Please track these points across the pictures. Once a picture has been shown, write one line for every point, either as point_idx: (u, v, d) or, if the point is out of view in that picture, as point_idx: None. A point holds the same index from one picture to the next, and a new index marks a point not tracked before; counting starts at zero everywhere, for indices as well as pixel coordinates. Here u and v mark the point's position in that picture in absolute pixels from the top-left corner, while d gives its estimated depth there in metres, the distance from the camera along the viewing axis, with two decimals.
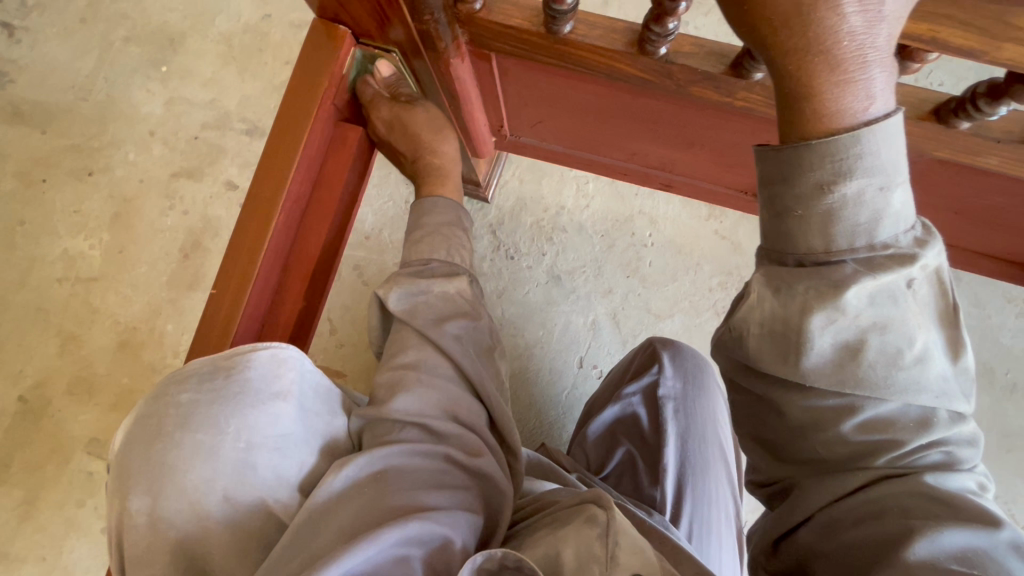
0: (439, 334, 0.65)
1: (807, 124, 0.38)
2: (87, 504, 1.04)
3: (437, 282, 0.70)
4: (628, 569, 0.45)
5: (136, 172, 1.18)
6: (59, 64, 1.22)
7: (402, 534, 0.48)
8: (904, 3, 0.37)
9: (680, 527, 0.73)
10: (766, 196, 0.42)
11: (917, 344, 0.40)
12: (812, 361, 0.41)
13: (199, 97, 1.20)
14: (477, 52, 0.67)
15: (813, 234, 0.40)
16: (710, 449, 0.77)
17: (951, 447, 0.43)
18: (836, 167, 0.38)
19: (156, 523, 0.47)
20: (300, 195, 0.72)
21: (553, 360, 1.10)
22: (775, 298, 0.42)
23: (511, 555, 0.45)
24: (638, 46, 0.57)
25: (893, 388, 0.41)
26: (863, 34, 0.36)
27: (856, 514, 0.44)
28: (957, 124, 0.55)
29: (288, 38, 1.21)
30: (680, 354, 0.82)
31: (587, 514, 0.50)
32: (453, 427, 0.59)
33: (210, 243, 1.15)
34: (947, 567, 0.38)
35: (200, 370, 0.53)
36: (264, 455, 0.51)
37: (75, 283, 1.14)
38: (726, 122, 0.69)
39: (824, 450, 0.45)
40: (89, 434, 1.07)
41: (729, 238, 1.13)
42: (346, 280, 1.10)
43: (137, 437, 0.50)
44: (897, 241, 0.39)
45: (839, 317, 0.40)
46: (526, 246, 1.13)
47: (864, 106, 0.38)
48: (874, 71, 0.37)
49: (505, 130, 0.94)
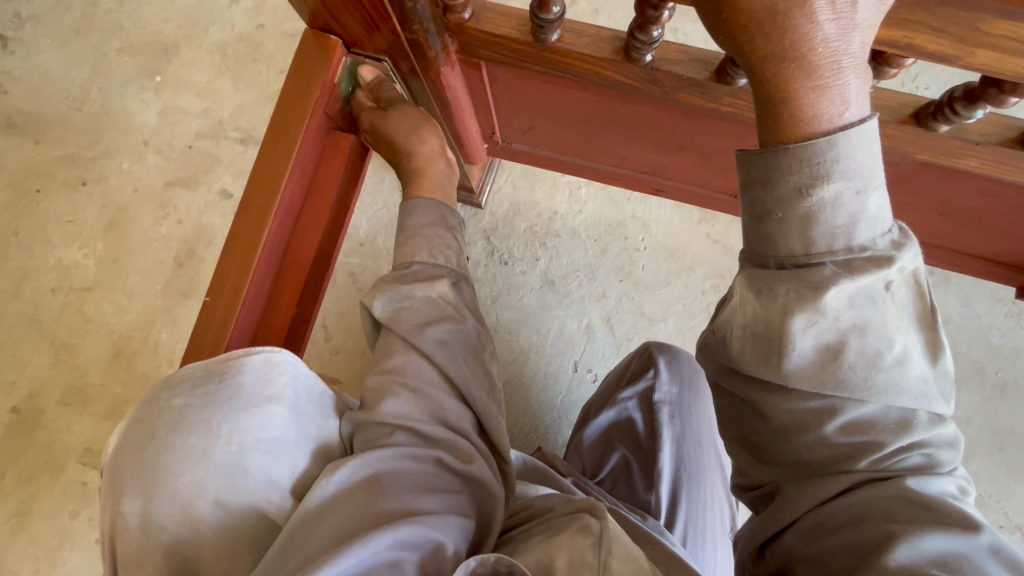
0: (422, 340, 0.64)
1: (785, 129, 0.39)
2: (81, 515, 1.04)
3: (419, 285, 0.68)
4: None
5: (131, 181, 1.19)
6: (53, 74, 1.22)
7: (394, 538, 0.48)
8: (876, 11, 0.38)
9: (675, 532, 0.74)
10: (747, 200, 0.43)
11: (896, 346, 0.41)
12: (794, 362, 0.42)
13: (193, 106, 1.21)
14: (466, 61, 0.68)
15: (793, 236, 0.41)
16: (705, 452, 0.78)
17: (932, 450, 0.44)
18: (813, 171, 0.39)
19: (148, 527, 0.48)
20: (293, 202, 0.73)
21: (548, 365, 1.10)
22: (757, 300, 0.43)
23: (504, 559, 0.46)
24: (624, 53, 0.58)
25: (873, 390, 0.42)
26: (837, 41, 0.37)
27: (839, 518, 0.44)
28: (937, 127, 0.56)
29: (281, 47, 1.22)
30: (675, 358, 0.82)
31: (581, 523, 0.51)
32: (445, 432, 0.60)
33: (204, 251, 1.15)
34: (927, 573, 0.39)
35: (193, 374, 0.53)
36: (257, 458, 0.51)
37: (69, 293, 1.14)
38: (713, 127, 0.70)
39: (806, 452, 0.46)
40: (83, 444, 1.07)
41: (720, 241, 1.14)
42: (340, 287, 1.11)
43: (130, 441, 0.50)
44: (874, 244, 0.40)
45: (820, 319, 0.40)
46: (520, 251, 1.14)
47: (840, 111, 0.38)
48: (848, 77, 0.38)
49: (497, 137, 0.95)
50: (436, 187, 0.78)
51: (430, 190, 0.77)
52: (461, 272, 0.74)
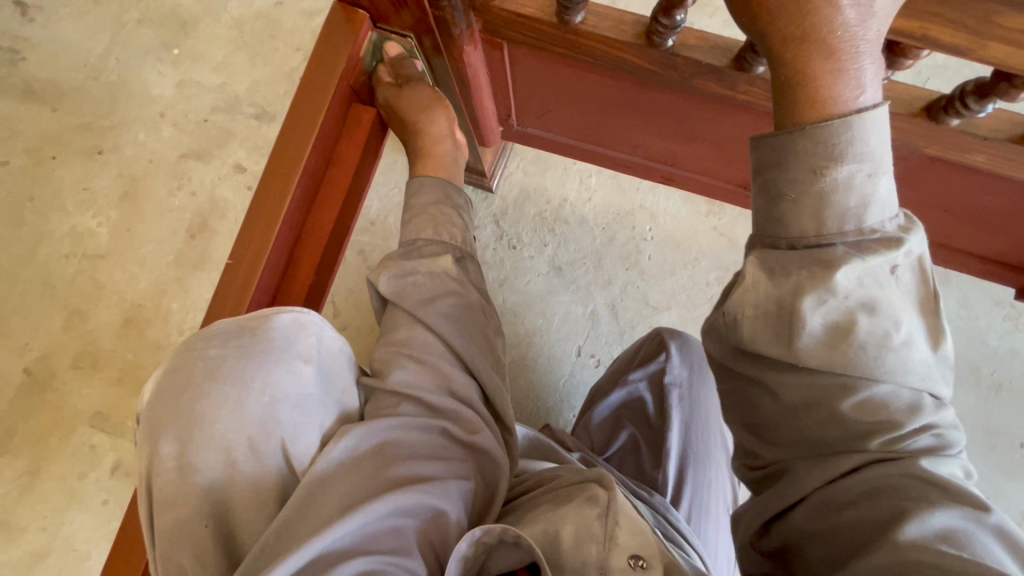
0: (427, 312, 0.66)
1: (800, 112, 0.41)
2: (89, 476, 1.07)
3: (423, 261, 0.70)
4: (626, 549, 0.49)
5: (146, 151, 1.20)
6: (71, 43, 1.23)
7: (395, 505, 0.51)
8: (892, 3, 0.40)
9: (680, 509, 0.76)
10: (760, 183, 0.45)
11: (903, 327, 0.43)
12: (806, 341, 0.43)
13: (210, 80, 1.22)
14: (489, 40, 0.69)
15: (805, 218, 0.43)
16: (711, 435, 0.80)
17: (941, 430, 0.46)
18: (829, 153, 0.41)
19: (185, 468, 0.49)
20: (315, 172, 0.75)
21: (552, 348, 1.12)
22: (769, 279, 0.44)
23: (509, 531, 0.47)
24: (646, 38, 0.59)
25: (883, 368, 0.44)
26: (856, 26, 0.39)
27: (852, 494, 0.45)
28: (947, 120, 0.57)
29: (299, 24, 1.23)
30: (686, 344, 0.85)
31: (588, 494, 0.53)
32: (449, 401, 0.61)
33: (216, 224, 1.17)
34: (939, 548, 0.39)
35: (227, 329, 0.55)
36: (288, 411, 0.53)
37: (82, 260, 1.16)
38: (727, 115, 0.71)
39: (817, 430, 0.47)
40: (93, 408, 1.09)
41: (727, 234, 1.16)
42: (350, 264, 1.12)
43: (167, 388, 0.52)
44: (883, 227, 0.42)
45: (829, 299, 0.42)
46: (528, 236, 1.16)
47: (855, 95, 0.41)
48: (865, 62, 0.40)
49: (513, 120, 0.96)
50: (436, 169, 0.78)
51: (432, 171, 0.78)
52: (466, 250, 0.75)
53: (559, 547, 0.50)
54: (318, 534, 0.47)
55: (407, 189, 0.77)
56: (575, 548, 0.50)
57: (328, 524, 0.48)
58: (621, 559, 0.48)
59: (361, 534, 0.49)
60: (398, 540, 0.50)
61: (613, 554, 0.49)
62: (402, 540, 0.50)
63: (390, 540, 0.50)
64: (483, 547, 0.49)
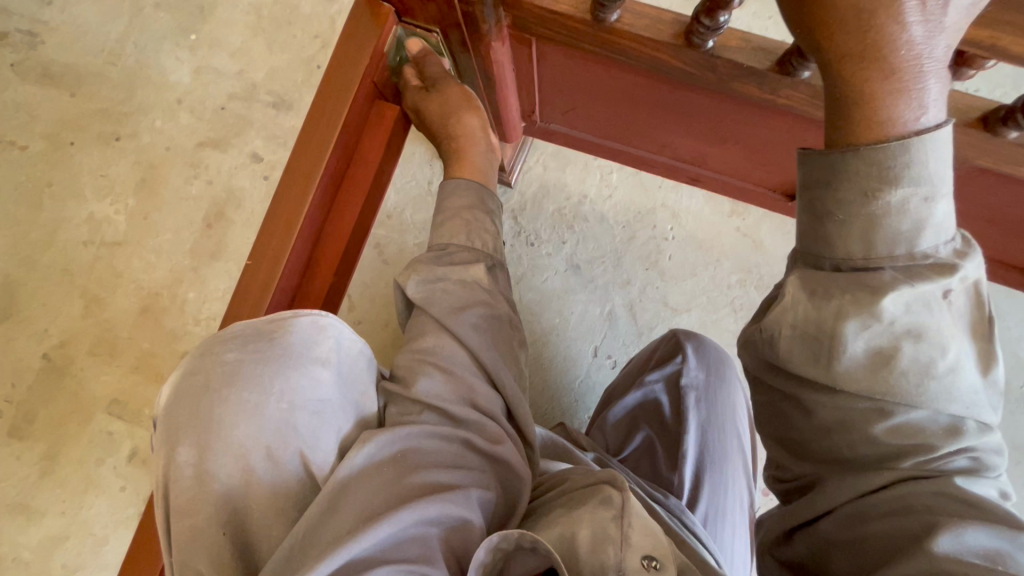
0: (456, 322, 0.64)
1: (856, 130, 0.39)
2: (106, 463, 1.09)
3: (454, 268, 0.69)
4: (639, 550, 0.47)
5: (163, 139, 1.19)
6: (89, 27, 1.22)
7: (423, 515, 0.49)
8: (964, 17, 0.38)
9: (696, 511, 0.74)
10: (806, 200, 0.43)
11: (949, 354, 0.41)
12: (846, 365, 0.41)
13: (227, 67, 1.20)
14: (516, 36, 0.67)
15: (853, 239, 0.41)
16: (729, 439, 0.78)
17: (979, 453, 0.44)
18: (885, 175, 0.39)
19: (201, 476, 0.49)
20: (335, 169, 0.74)
21: (568, 348, 1.10)
22: (810, 300, 0.42)
23: (526, 535, 0.46)
24: (685, 38, 0.56)
25: (926, 396, 0.41)
26: (922, 45, 0.37)
27: (884, 507, 0.44)
28: (1005, 133, 0.55)
29: (317, 11, 1.21)
30: (702, 346, 0.83)
31: (603, 495, 0.51)
32: (472, 412, 0.60)
33: (233, 214, 1.16)
34: (971, 562, 0.38)
35: (245, 333, 0.54)
36: (305, 418, 0.52)
37: (99, 247, 1.15)
38: (762, 118, 0.68)
39: (848, 450, 0.45)
40: (111, 395, 1.10)
41: (750, 236, 1.13)
42: (366, 258, 1.11)
43: (184, 393, 0.51)
44: (936, 252, 0.40)
45: (874, 324, 0.40)
46: (546, 232, 1.14)
47: (916, 115, 0.38)
48: (930, 82, 0.38)
49: (536, 116, 0.93)
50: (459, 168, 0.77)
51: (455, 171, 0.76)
52: (496, 258, 0.73)
53: (576, 555, 0.48)
54: (343, 543, 0.46)
55: (441, 191, 0.76)
56: (592, 555, 0.48)
57: (354, 534, 0.47)
58: (635, 562, 0.47)
59: (388, 543, 0.48)
60: (424, 549, 0.49)
61: (628, 557, 0.47)
62: (427, 548, 0.49)
63: (415, 549, 0.48)
64: (501, 552, 0.47)
